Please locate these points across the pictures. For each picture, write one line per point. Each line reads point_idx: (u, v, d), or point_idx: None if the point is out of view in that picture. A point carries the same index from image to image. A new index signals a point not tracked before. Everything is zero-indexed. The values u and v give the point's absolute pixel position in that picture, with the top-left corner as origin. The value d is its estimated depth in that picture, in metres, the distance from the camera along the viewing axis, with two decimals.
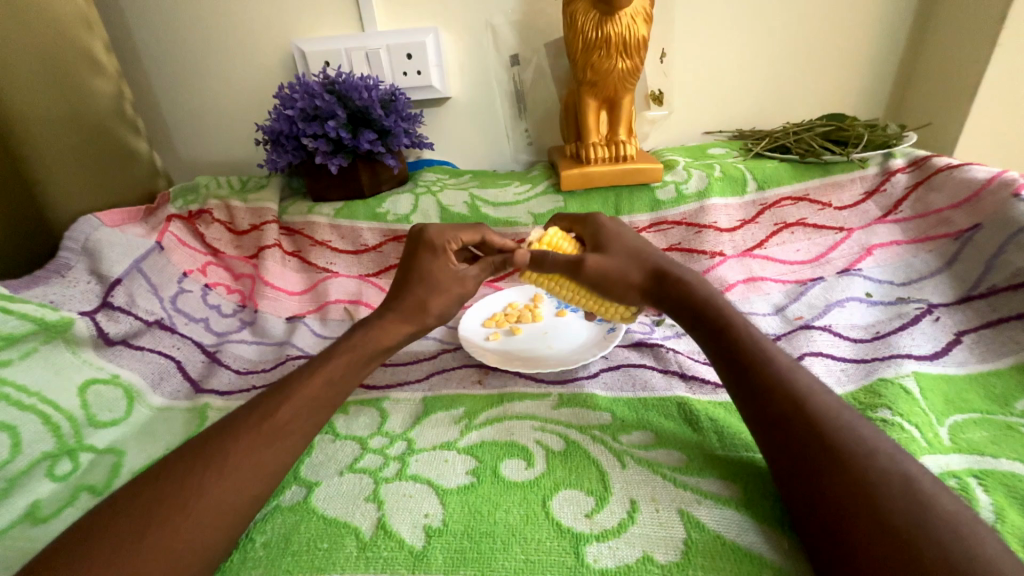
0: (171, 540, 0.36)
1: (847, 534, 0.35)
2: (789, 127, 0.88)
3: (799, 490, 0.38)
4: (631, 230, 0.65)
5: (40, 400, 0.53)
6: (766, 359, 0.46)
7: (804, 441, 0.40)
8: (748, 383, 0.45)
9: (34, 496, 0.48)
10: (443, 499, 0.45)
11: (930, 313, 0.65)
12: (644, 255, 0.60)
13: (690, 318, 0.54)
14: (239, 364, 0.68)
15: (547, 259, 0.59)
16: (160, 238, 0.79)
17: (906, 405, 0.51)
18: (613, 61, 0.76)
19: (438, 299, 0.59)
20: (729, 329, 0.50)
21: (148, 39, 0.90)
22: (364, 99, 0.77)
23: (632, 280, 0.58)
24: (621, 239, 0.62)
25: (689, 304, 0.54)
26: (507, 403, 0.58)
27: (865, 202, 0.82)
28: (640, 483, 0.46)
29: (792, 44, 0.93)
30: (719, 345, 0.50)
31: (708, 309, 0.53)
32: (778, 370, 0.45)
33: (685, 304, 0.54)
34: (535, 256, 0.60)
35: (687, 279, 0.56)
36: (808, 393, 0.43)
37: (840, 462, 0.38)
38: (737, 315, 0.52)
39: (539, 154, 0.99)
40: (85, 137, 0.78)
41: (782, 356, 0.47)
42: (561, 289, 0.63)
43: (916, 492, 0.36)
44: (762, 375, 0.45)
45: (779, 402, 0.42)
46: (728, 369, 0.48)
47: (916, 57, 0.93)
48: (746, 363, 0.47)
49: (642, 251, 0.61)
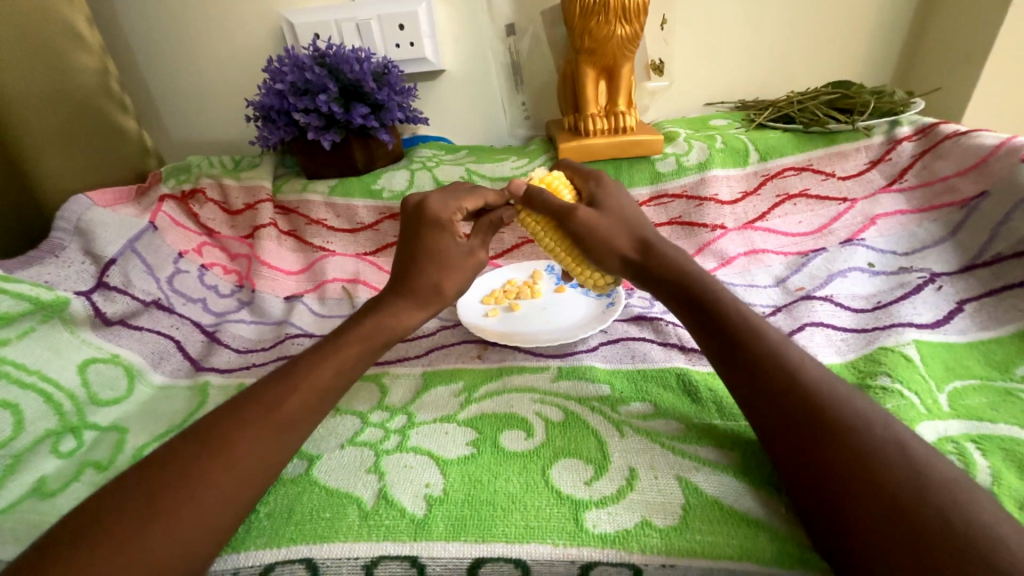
0: (176, 507, 0.37)
1: (839, 495, 0.35)
2: (793, 96, 0.86)
3: (794, 457, 0.38)
4: (629, 197, 0.64)
5: (40, 378, 0.53)
6: (754, 333, 0.46)
7: (796, 407, 0.40)
8: (734, 356, 0.45)
9: (40, 472, 0.48)
10: (444, 469, 0.46)
11: (932, 282, 0.65)
12: (634, 225, 0.59)
13: (675, 290, 0.53)
14: (238, 344, 0.68)
15: (541, 198, 0.60)
16: (153, 218, 0.78)
17: (906, 372, 0.51)
18: (612, 27, 0.73)
19: (452, 277, 0.58)
20: (717, 301, 0.50)
21: (131, 12, 0.87)
22: (355, 71, 0.75)
23: (618, 251, 0.57)
24: (614, 207, 0.61)
25: (678, 275, 0.53)
26: (506, 376, 0.58)
27: (869, 171, 0.80)
28: (639, 452, 0.46)
29: (798, 8, 0.90)
30: (705, 317, 0.49)
31: (696, 282, 0.52)
32: (766, 344, 0.45)
33: (670, 277, 0.54)
34: (529, 192, 0.61)
35: (675, 253, 0.56)
36: (798, 365, 0.43)
37: (835, 425, 0.38)
38: (724, 290, 0.51)
39: (536, 128, 0.97)
40: (73, 114, 0.76)
41: (772, 329, 0.47)
42: (545, 237, 0.63)
43: (910, 452, 0.36)
44: (750, 349, 0.45)
45: (769, 374, 0.42)
46: (714, 343, 0.47)
47: (925, 21, 0.90)
48: (731, 337, 0.46)
49: (632, 221, 0.60)
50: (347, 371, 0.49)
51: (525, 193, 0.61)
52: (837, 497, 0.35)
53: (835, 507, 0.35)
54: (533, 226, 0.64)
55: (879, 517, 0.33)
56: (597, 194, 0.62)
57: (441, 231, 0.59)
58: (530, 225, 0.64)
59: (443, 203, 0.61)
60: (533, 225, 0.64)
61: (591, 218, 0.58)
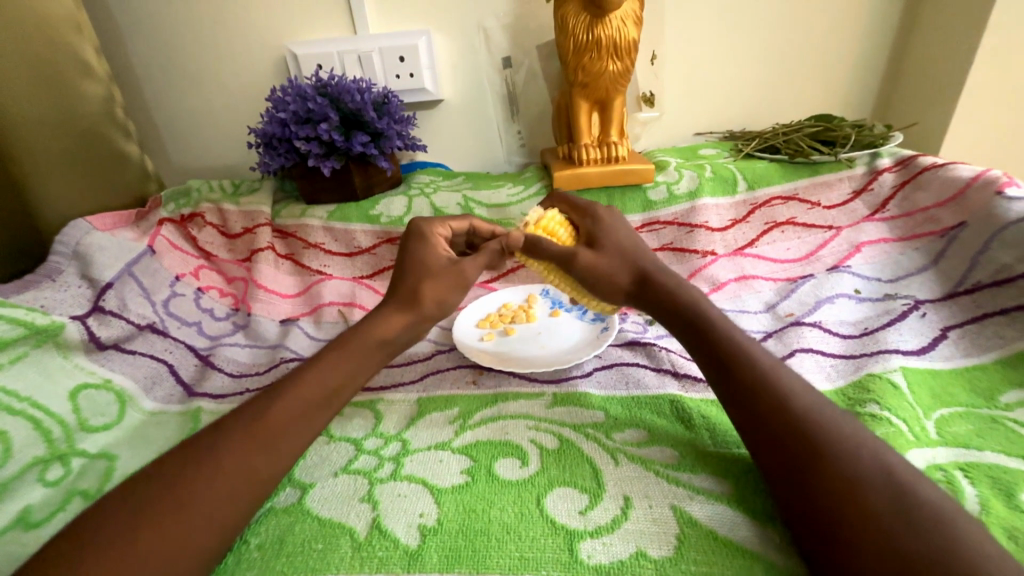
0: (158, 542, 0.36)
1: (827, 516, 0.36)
2: (778, 128, 0.90)
3: (791, 491, 0.39)
4: (627, 231, 0.65)
5: (31, 404, 0.53)
6: (746, 363, 0.46)
7: (791, 437, 0.40)
8: (734, 389, 0.46)
9: (25, 501, 0.47)
10: (438, 498, 0.45)
11: (916, 309, 0.66)
12: (635, 257, 0.61)
13: (676, 317, 0.54)
14: (232, 368, 0.68)
15: (540, 245, 0.61)
16: (152, 242, 0.78)
17: (895, 400, 0.51)
18: (604, 63, 0.76)
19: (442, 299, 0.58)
20: (720, 328, 0.51)
21: (139, 42, 0.89)
22: (356, 101, 0.77)
23: (621, 282, 0.59)
24: (614, 242, 0.62)
25: (676, 306, 0.55)
26: (501, 403, 0.58)
27: (853, 200, 0.83)
28: (635, 480, 0.46)
29: (781, 46, 0.95)
30: (700, 346, 0.51)
31: (697, 311, 0.53)
32: (759, 372, 0.45)
33: (670, 306, 0.55)
34: (529, 240, 0.62)
35: (676, 283, 0.57)
36: (791, 393, 0.43)
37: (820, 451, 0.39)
38: (722, 317, 0.52)
39: (532, 155, 1.00)
40: (75, 141, 0.77)
41: (766, 356, 0.48)
42: (550, 277, 0.65)
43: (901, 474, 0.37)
44: (743, 376, 0.46)
45: (761, 403, 0.43)
46: (713, 370, 0.48)
47: (901, 60, 0.95)
48: (727, 365, 0.47)
49: (633, 254, 0.61)
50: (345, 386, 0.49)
51: (526, 241, 0.62)
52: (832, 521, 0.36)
53: (829, 531, 0.36)
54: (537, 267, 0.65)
55: (864, 541, 0.34)
56: (588, 238, 0.63)
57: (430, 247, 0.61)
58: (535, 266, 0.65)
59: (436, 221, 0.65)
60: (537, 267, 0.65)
61: (592, 260, 0.59)
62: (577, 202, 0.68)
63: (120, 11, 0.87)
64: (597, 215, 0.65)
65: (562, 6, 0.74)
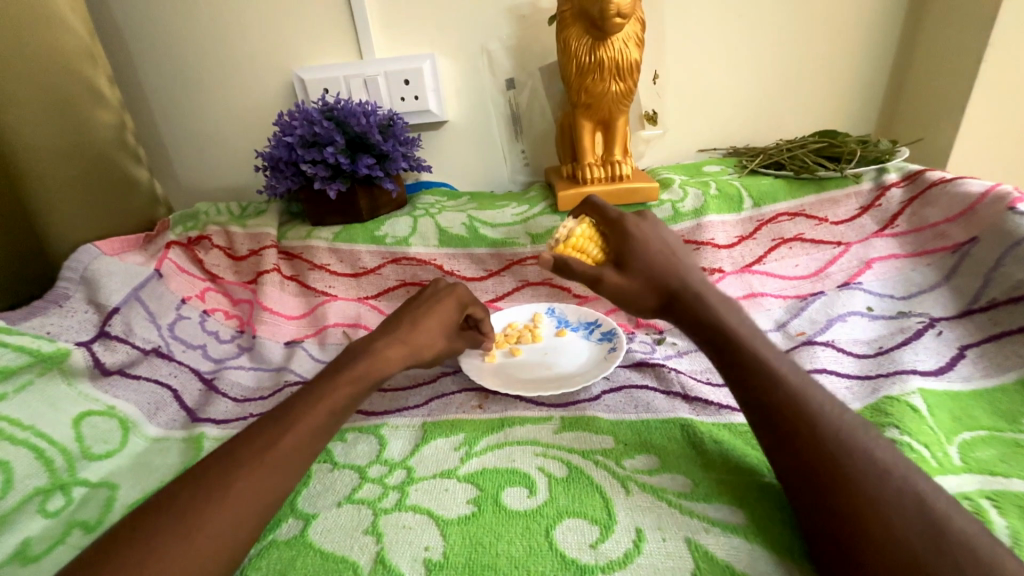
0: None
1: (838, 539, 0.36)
2: (782, 144, 0.90)
3: (822, 526, 0.38)
4: (661, 243, 0.62)
5: (34, 433, 0.52)
6: (773, 382, 0.45)
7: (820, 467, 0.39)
8: (765, 411, 0.44)
9: (24, 533, 0.47)
10: (444, 530, 0.44)
11: (932, 327, 0.65)
12: (666, 274, 0.59)
13: (709, 334, 0.53)
14: (236, 392, 0.67)
15: (569, 267, 0.61)
16: (159, 266, 0.79)
17: (915, 424, 0.50)
18: (606, 84, 0.77)
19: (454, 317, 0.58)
20: (750, 347, 0.49)
21: (151, 70, 0.92)
22: (361, 124, 0.78)
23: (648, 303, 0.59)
24: (644, 259, 0.60)
25: (709, 325, 0.53)
26: (508, 428, 0.57)
27: (861, 216, 0.82)
28: (647, 511, 0.45)
29: (782, 64, 0.95)
30: (736, 363, 0.49)
31: (730, 330, 0.52)
32: (788, 392, 0.44)
33: (704, 323, 0.54)
34: (557, 261, 0.61)
35: (709, 300, 0.55)
36: (817, 411, 0.42)
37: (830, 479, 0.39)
38: (750, 335, 0.51)
39: (536, 174, 1.00)
40: (84, 168, 0.78)
41: (792, 373, 0.46)
42: None
43: (916, 506, 0.36)
44: (771, 394, 0.45)
45: (784, 423, 0.42)
46: (742, 389, 0.47)
47: (903, 76, 0.96)
48: (757, 383, 0.46)
49: (665, 270, 0.59)
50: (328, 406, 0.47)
51: (555, 262, 0.62)
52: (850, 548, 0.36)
53: (843, 555, 0.36)
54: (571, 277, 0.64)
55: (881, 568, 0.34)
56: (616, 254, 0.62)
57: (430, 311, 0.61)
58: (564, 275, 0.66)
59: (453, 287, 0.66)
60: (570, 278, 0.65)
61: (618, 282, 0.60)
62: (612, 216, 0.64)
63: (134, 41, 0.90)
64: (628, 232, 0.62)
65: (564, 29, 0.75)
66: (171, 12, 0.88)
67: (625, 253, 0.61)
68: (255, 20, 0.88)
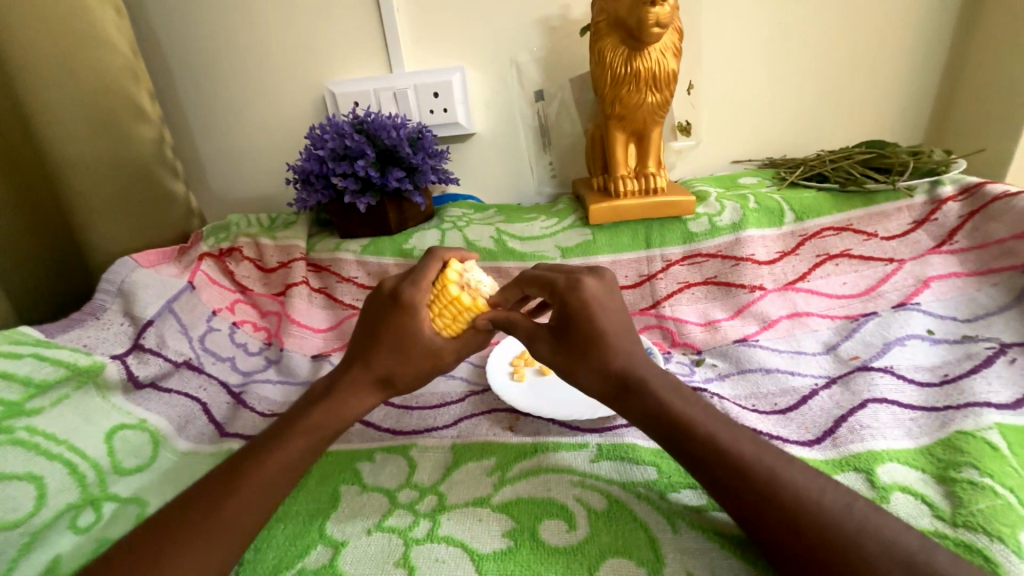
0: None
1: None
2: (825, 155, 0.85)
3: None
4: (604, 304, 0.52)
5: (67, 448, 0.52)
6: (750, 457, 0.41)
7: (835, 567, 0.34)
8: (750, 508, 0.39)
9: (55, 550, 0.46)
10: (480, 566, 0.42)
11: (1003, 353, 0.60)
12: (604, 351, 0.49)
13: (654, 425, 0.46)
14: (264, 406, 0.67)
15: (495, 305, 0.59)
16: (192, 277, 0.79)
17: (995, 464, 0.45)
18: (642, 95, 0.75)
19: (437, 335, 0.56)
20: None
21: (188, 84, 0.94)
22: (392, 138, 0.78)
23: (595, 369, 0.49)
24: (590, 318, 0.50)
25: (661, 414, 0.45)
26: (541, 454, 0.54)
27: (914, 231, 0.77)
28: (697, 553, 0.41)
29: (823, 72, 0.92)
30: (696, 455, 0.42)
31: (684, 409, 0.45)
32: (766, 468, 0.40)
33: (642, 415, 0.47)
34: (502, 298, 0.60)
35: (651, 383, 0.47)
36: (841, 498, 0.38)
37: (899, 530, 0.36)
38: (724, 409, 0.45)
39: (564, 186, 0.98)
40: (124, 180, 0.79)
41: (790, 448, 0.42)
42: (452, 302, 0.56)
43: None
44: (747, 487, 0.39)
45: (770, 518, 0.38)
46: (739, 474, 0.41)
47: (954, 83, 0.91)
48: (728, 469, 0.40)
49: (604, 349, 0.50)
50: (297, 439, 0.48)
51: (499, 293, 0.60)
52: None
53: None
54: (465, 328, 0.57)
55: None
56: (499, 322, 0.56)
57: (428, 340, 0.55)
58: (435, 291, 0.57)
59: (416, 300, 0.55)
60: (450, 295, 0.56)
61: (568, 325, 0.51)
62: (556, 283, 0.54)
63: (173, 57, 0.92)
64: (570, 305, 0.52)
65: (599, 40, 0.74)
66: (208, 29, 0.90)
67: (558, 325, 0.52)
68: (289, 35, 0.90)
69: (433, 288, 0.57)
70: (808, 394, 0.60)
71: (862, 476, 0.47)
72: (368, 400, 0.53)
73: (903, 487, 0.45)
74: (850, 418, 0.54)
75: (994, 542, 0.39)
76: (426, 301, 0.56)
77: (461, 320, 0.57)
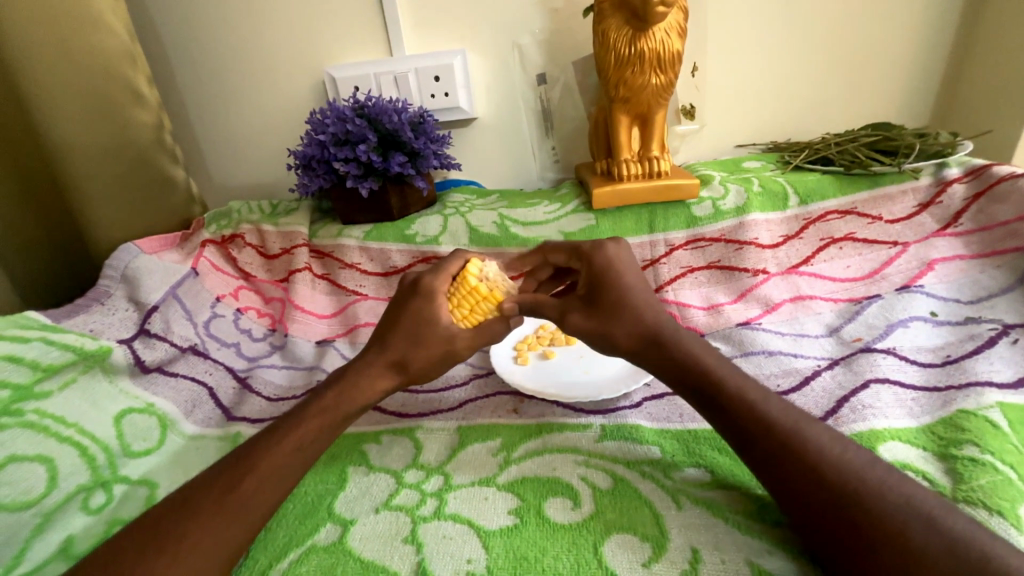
0: None
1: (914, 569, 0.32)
2: (830, 138, 0.84)
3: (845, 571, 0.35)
4: (628, 266, 0.56)
5: (77, 431, 0.53)
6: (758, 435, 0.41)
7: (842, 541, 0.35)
8: None
9: (68, 531, 0.47)
10: (486, 542, 0.42)
11: (1006, 334, 0.60)
12: (632, 310, 0.52)
13: (679, 378, 0.48)
14: (269, 391, 0.67)
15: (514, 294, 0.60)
16: (195, 264, 0.79)
17: (996, 441, 0.46)
18: (646, 77, 0.74)
19: (441, 319, 0.56)
20: None
21: (186, 69, 0.93)
22: (393, 122, 0.77)
23: (626, 330, 0.51)
24: (618, 279, 0.54)
25: None
26: (546, 434, 0.54)
27: (919, 214, 0.76)
28: (701, 529, 0.42)
29: (829, 53, 0.90)
30: None
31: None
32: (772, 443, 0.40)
33: (669, 368, 0.49)
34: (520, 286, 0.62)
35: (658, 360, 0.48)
36: (848, 473, 0.38)
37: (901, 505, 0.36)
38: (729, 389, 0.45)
39: (566, 171, 0.97)
40: (123, 167, 0.78)
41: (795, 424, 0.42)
42: (473, 297, 0.57)
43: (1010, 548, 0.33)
44: None
45: None
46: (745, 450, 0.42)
47: (963, 63, 0.89)
48: None
49: (630, 307, 0.52)
50: (304, 420, 0.48)
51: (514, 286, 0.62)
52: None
53: None
54: (482, 320, 0.58)
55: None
56: (525, 305, 0.57)
57: (432, 324, 0.55)
58: (455, 283, 0.59)
59: (435, 286, 0.57)
60: (469, 293, 0.57)
61: (600, 286, 0.54)
62: (582, 248, 0.58)
63: (170, 41, 0.91)
64: (597, 269, 0.55)
65: (603, 20, 0.72)
66: (205, 11, 0.89)
67: (586, 290, 0.55)
68: (287, 18, 0.88)
69: (453, 280, 0.59)
70: (810, 375, 0.60)
71: None
72: (373, 380, 0.53)
73: (905, 464, 0.46)
74: (852, 398, 0.55)
75: (993, 516, 0.40)
76: (445, 291, 0.58)
77: (477, 313, 0.58)
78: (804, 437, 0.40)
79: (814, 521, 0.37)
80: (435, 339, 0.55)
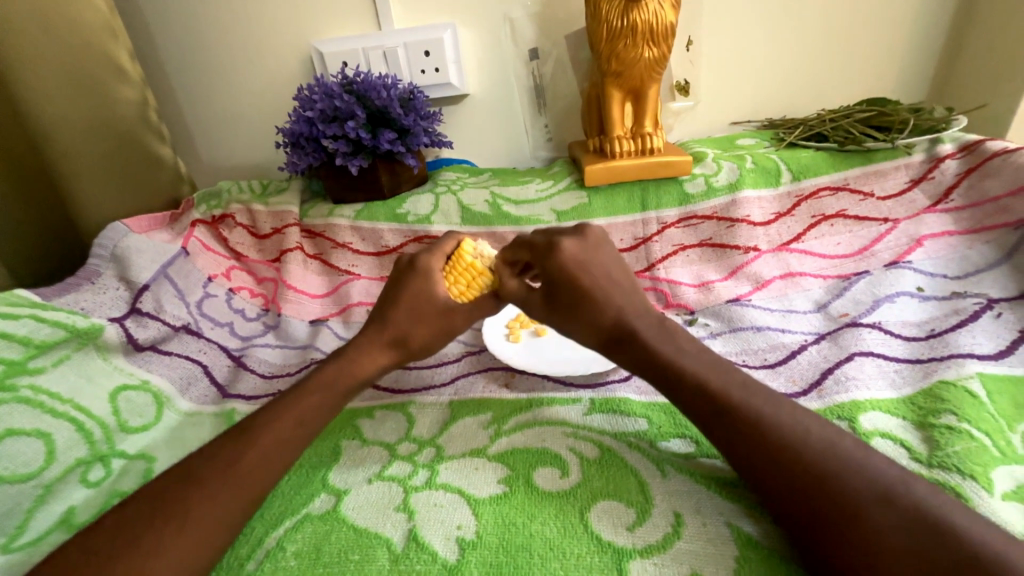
0: None
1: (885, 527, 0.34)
2: (824, 114, 0.83)
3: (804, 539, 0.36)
4: (586, 258, 0.53)
5: (73, 407, 0.54)
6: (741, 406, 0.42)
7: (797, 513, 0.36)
8: (743, 449, 0.40)
9: (69, 502, 0.49)
10: (477, 509, 0.44)
11: (990, 308, 0.61)
12: (593, 308, 0.51)
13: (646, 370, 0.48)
14: (263, 369, 0.68)
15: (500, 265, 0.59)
16: (185, 243, 0.79)
17: (974, 410, 0.47)
18: (639, 50, 0.73)
19: (432, 296, 0.56)
20: None
21: (170, 44, 0.90)
22: (382, 98, 0.75)
23: (590, 326, 0.52)
24: (575, 276, 0.52)
25: (652, 362, 0.48)
26: (536, 408, 0.55)
27: (911, 190, 0.77)
28: (685, 494, 0.43)
29: (828, 26, 0.89)
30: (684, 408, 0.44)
31: (670, 360, 0.47)
32: (754, 411, 0.41)
33: (634, 362, 0.49)
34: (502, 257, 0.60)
35: (644, 336, 0.49)
36: (827, 441, 0.39)
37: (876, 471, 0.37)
38: (713, 363, 0.46)
39: (559, 149, 0.97)
40: (108, 146, 0.77)
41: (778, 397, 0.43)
42: (466, 274, 0.57)
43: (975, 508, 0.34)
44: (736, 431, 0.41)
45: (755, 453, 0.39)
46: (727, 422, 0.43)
47: (963, 35, 0.88)
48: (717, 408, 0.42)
49: (593, 304, 0.51)
50: (296, 395, 0.49)
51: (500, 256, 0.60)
52: (927, 536, 0.32)
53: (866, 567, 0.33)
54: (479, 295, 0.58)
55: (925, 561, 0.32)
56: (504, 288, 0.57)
57: (422, 302, 0.55)
58: (449, 262, 0.58)
59: (432, 265, 0.57)
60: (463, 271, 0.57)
61: (558, 285, 0.52)
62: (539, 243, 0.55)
63: (152, 15, 0.88)
64: (554, 266, 0.53)
65: None
66: None
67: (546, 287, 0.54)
68: None
69: (448, 258, 0.59)
70: (796, 350, 0.61)
71: (847, 423, 0.49)
72: (363, 355, 0.53)
73: (884, 433, 0.47)
74: (836, 370, 0.56)
75: (966, 479, 0.41)
76: (441, 269, 0.58)
77: (475, 289, 0.58)
78: (781, 405, 0.42)
79: (772, 493, 0.38)
80: (426, 315, 0.55)
